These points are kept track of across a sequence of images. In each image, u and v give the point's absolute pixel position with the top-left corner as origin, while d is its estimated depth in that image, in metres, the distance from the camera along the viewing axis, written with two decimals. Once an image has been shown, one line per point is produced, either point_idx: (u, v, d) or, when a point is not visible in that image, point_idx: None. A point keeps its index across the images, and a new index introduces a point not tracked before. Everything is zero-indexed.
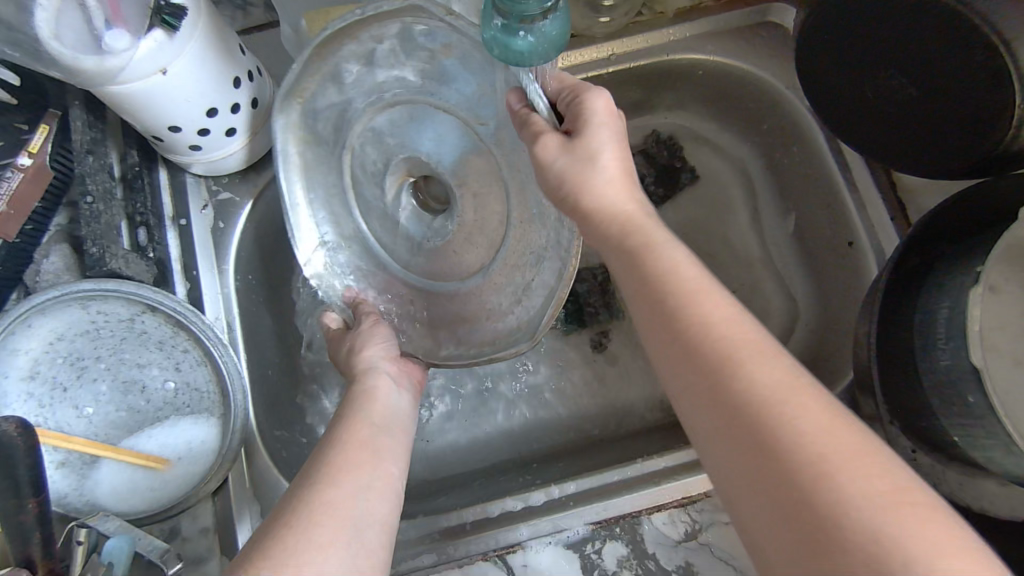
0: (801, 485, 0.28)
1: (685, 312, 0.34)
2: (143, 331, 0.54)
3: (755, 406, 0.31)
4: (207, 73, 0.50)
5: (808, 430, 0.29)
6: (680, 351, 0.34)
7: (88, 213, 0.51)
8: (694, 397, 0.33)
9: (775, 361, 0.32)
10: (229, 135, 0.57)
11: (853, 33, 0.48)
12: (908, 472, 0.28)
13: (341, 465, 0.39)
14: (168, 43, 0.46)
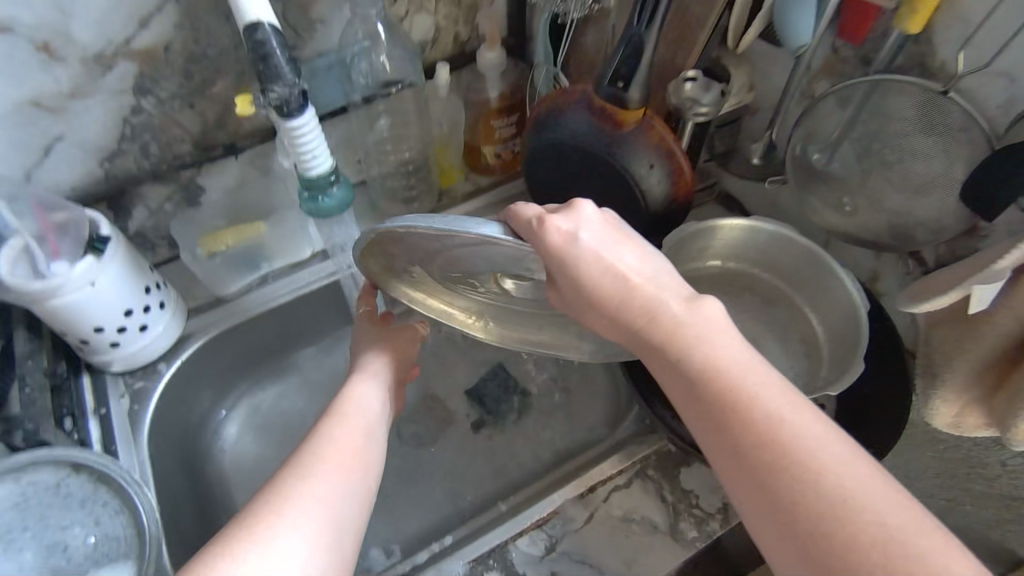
0: (797, 508, 0.40)
1: (729, 400, 0.45)
2: (68, 493, 0.64)
3: (789, 467, 0.41)
4: (126, 282, 0.70)
5: (822, 466, 0.41)
6: (725, 430, 0.44)
7: (25, 400, 0.66)
8: (716, 447, 0.45)
9: (803, 426, 0.43)
10: (142, 331, 0.75)
11: (548, 175, 0.77)
12: (901, 499, 0.40)
13: (298, 488, 0.47)
14: (96, 262, 0.67)
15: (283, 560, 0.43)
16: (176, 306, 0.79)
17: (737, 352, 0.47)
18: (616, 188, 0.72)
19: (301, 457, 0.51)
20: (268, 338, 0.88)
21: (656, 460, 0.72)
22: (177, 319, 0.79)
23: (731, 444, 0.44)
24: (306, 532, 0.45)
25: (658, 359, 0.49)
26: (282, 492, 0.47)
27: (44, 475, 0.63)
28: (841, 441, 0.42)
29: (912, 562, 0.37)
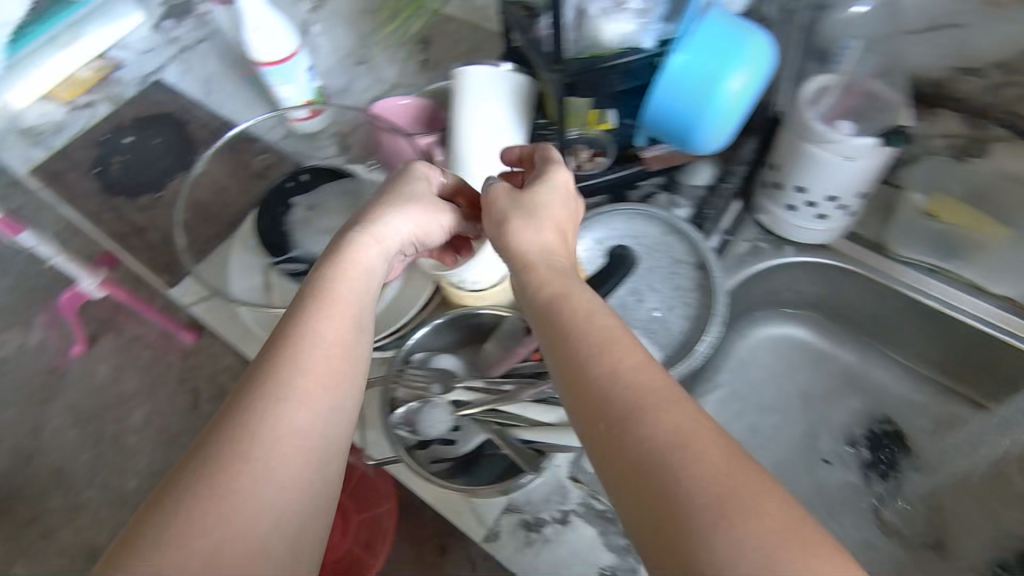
0: (656, 460, 0.36)
1: (598, 350, 0.41)
2: (677, 273, 0.72)
3: (654, 448, 0.36)
4: (860, 178, 0.66)
5: (670, 418, 0.37)
6: (597, 396, 0.39)
7: (711, 201, 0.78)
8: (579, 416, 0.40)
9: (685, 411, 0.38)
10: (818, 218, 0.72)
11: None
12: (749, 475, 0.35)
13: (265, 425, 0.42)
14: (873, 148, 0.62)
15: (228, 504, 0.39)
16: (849, 222, 0.73)
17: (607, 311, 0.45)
18: None
19: (248, 388, 0.44)
20: (869, 310, 0.80)
21: None
22: (837, 231, 0.75)
23: (657, 493, 0.35)
24: (285, 468, 0.41)
25: (539, 316, 0.46)
26: (309, 377, 0.44)
27: (679, 247, 0.73)
28: (723, 446, 0.36)
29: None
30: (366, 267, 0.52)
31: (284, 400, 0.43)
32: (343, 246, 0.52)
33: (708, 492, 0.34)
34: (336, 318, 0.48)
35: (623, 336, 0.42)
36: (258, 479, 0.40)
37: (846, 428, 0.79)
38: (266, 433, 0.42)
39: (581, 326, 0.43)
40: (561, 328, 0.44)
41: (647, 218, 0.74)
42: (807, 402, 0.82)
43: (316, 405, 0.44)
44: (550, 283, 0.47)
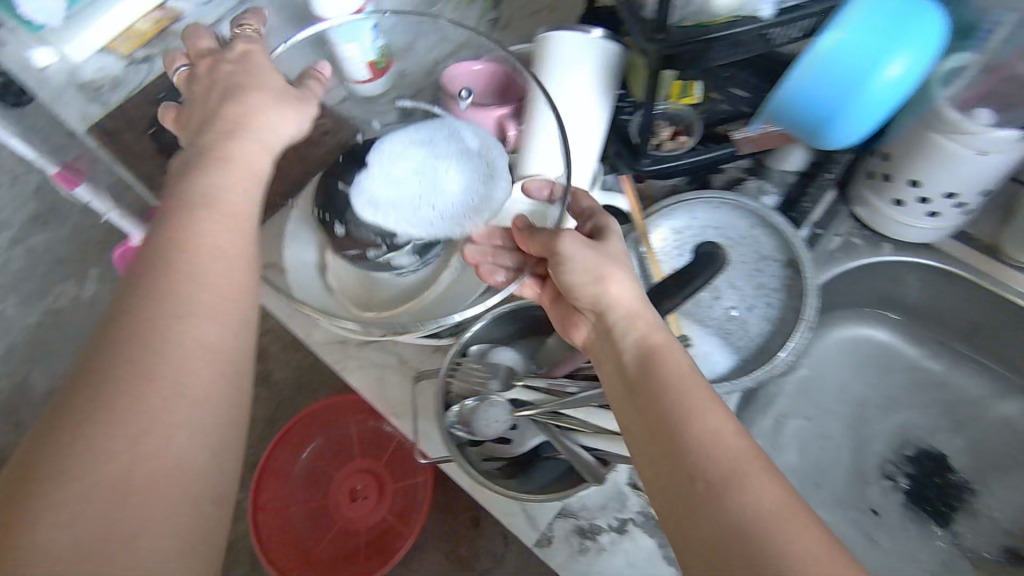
0: (725, 462, 0.38)
1: (657, 374, 0.44)
2: (762, 271, 0.67)
3: (722, 451, 0.39)
4: (990, 174, 0.58)
5: (718, 429, 0.40)
6: (654, 403, 0.43)
7: (806, 191, 0.71)
8: (643, 438, 0.42)
9: (746, 443, 0.40)
10: (928, 216, 0.65)
11: None
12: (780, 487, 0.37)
13: (135, 341, 0.38)
14: (1014, 141, 0.54)
15: (102, 436, 0.35)
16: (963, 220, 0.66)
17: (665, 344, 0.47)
18: None
19: (128, 290, 0.40)
20: (970, 317, 0.72)
21: None
22: (946, 231, 0.67)
23: (714, 489, 0.37)
24: (163, 395, 0.38)
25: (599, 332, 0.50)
26: (171, 294, 0.40)
27: (766, 242, 0.67)
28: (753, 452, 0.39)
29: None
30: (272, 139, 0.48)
31: (150, 326, 0.39)
32: (225, 147, 0.46)
33: (768, 508, 0.36)
34: (209, 191, 0.44)
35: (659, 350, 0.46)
36: (130, 403, 0.37)
37: (898, 448, 0.72)
38: (146, 341, 0.38)
39: (670, 379, 0.43)
40: (655, 373, 0.44)
41: (733, 209, 0.68)
42: (880, 412, 0.75)
43: (200, 333, 0.40)
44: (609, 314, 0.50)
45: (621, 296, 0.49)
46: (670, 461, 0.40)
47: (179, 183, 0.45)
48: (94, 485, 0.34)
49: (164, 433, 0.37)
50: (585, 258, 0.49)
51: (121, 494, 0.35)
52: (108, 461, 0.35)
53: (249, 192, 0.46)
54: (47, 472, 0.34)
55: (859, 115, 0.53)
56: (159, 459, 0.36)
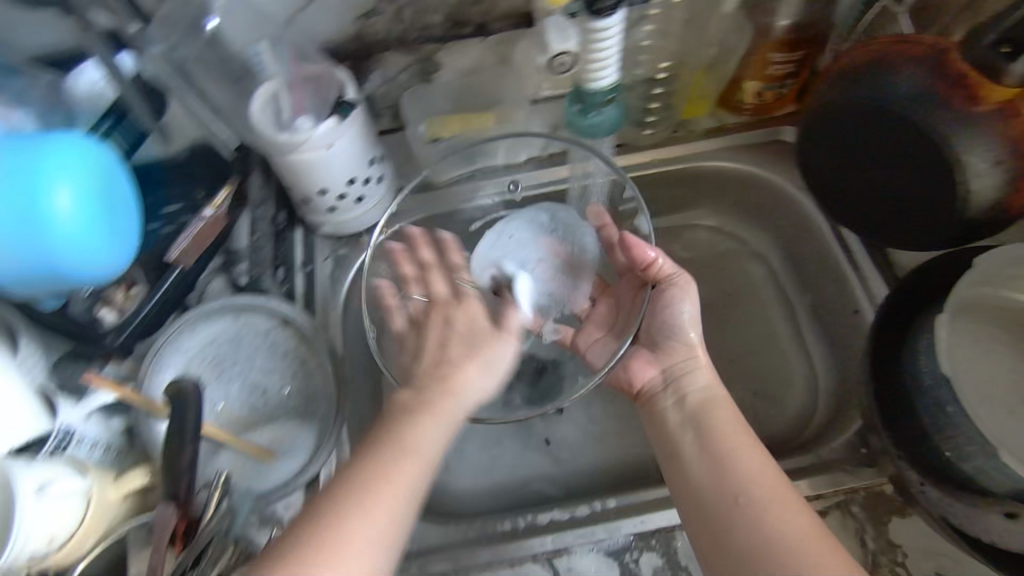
0: (750, 491, 0.54)
1: (727, 461, 0.57)
2: (274, 343, 0.68)
3: (763, 509, 0.53)
4: (356, 152, 0.68)
5: (758, 479, 0.55)
6: (739, 499, 0.54)
7: (254, 247, 0.72)
8: (686, 436, 0.60)
9: (756, 457, 0.57)
10: (359, 202, 0.75)
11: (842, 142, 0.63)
12: (802, 519, 0.52)
13: (343, 554, 0.46)
14: (336, 128, 0.64)
15: None
16: (389, 183, 0.77)
17: (764, 457, 0.57)
18: (938, 181, 0.56)
19: (329, 535, 0.47)
20: None
21: (864, 498, 0.60)
22: (389, 196, 0.78)
23: (758, 533, 0.52)
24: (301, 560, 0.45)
25: (699, 455, 0.59)
26: (335, 520, 0.47)
27: (257, 319, 0.68)
28: (770, 471, 0.56)
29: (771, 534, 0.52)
30: (429, 454, 0.53)
31: (341, 520, 0.48)
32: (401, 439, 0.53)
33: (772, 496, 0.54)
34: (417, 449, 0.52)
35: (671, 449, 0.61)
36: (318, 554, 0.46)
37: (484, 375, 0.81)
38: (349, 529, 0.47)
39: (722, 427, 0.59)
40: (712, 428, 0.60)
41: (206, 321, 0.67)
42: None
43: (377, 513, 0.49)
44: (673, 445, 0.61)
45: (654, 327, 0.67)
46: (748, 521, 0.53)
47: (398, 434, 0.53)
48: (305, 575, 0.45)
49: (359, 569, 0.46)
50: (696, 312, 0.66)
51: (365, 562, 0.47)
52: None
53: (424, 466, 0.52)
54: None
55: (80, 254, 0.50)
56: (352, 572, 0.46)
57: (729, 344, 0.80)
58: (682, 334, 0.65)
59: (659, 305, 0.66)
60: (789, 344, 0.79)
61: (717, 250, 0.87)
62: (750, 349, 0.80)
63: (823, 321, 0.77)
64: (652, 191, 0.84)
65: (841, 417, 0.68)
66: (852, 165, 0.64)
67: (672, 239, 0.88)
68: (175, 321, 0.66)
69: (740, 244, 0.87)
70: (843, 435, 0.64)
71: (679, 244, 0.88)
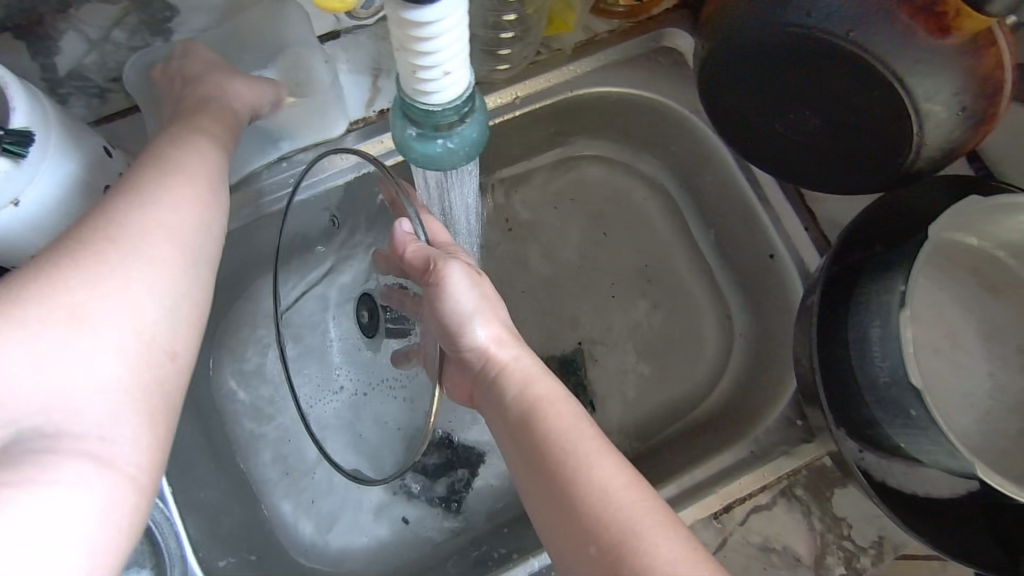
0: (576, 485, 0.41)
1: (552, 455, 0.43)
2: None
3: (594, 500, 0.40)
4: (70, 191, 0.44)
5: (586, 459, 0.42)
6: (564, 506, 0.41)
7: None
8: (505, 439, 0.47)
9: (586, 440, 0.43)
10: None
11: (756, 79, 0.49)
12: (629, 483, 0.41)
13: (96, 272, 0.38)
14: (16, 171, 0.40)
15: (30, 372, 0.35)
16: None
17: (597, 435, 0.44)
18: (878, 124, 0.45)
19: (72, 265, 0.38)
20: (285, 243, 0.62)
21: (807, 477, 0.55)
22: None
23: (597, 532, 0.39)
24: (86, 298, 0.37)
25: (521, 450, 0.45)
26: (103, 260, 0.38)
27: None
28: (602, 449, 0.43)
29: (616, 532, 0.38)
30: (178, 235, 0.42)
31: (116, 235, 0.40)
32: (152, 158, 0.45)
33: (609, 483, 0.41)
34: (155, 224, 0.41)
35: (510, 453, 0.46)
36: (94, 279, 0.38)
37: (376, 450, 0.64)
38: (94, 279, 0.38)
39: (546, 414, 0.45)
40: (537, 417, 0.45)
41: None
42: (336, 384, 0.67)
43: (159, 263, 0.40)
44: (507, 445, 0.47)
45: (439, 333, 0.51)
46: (580, 526, 0.40)
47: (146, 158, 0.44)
48: (45, 451, 0.34)
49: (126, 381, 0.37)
50: (478, 300, 0.49)
51: (133, 457, 0.37)
52: (37, 425, 0.35)
53: (210, 200, 0.45)
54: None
55: None
56: (119, 466, 0.36)
57: (634, 303, 0.69)
58: (464, 342, 0.49)
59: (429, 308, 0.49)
60: (695, 292, 0.69)
61: (603, 186, 0.72)
62: (654, 303, 0.69)
63: (733, 262, 0.67)
64: (520, 132, 0.67)
65: (766, 378, 0.62)
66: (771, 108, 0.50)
67: (549, 183, 0.72)
68: None
69: (629, 178, 0.73)
70: (774, 408, 0.58)
71: (556, 188, 0.72)
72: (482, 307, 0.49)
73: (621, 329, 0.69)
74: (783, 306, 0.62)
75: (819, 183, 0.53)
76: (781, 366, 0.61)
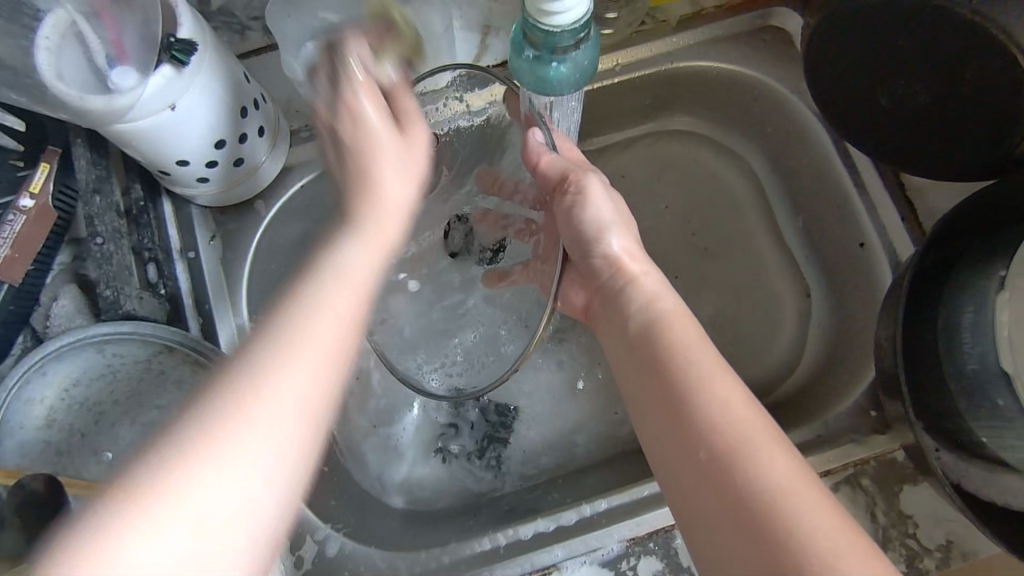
0: (727, 455, 0.36)
1: (695, 409, 0.39)
2: (161, 371, 0.53)
3: (758, 486, 0.35)
4: (216, 105, 0.50)
5: (738, 422, 0.38)
6: (712, 475, 0.36)
7: (100, 256, 0.53)
8: (629, 371, 0.43)
9: (741, 401, 0.39)
10: (237, 165, 0.56)
11: (862, 54, 0.49)
12: (793, 463, 0.36)
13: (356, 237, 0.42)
14: (177, 79, 0.45)
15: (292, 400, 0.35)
16: (277, 131, 0.59)
17: (746, 390, 0.40)
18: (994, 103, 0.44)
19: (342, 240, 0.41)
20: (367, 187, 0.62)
21: (875, 469, 0.54)
22: (280, 149, 0.60)
23: (751, 521, 0.34)
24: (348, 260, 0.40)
25: (650, 391, 0.41)
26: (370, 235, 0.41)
27: (130, 350, 0.52)
28: (754, 411, 0.38)
29: (781, 523, 0.34)
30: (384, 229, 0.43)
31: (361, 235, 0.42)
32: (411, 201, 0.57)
33: (771, 458, 0.36)
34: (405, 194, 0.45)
35: (635, 397, 0.42)
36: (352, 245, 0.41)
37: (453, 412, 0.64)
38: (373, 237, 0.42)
39: (690, 361, 0.41)
40: (673, 365, 0.41)
41: (59, 360, 0.50)
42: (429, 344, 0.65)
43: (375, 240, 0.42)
44: (632, 388, 0.43)
45: (572, 243, 0.52)
46: (720, 501, 0.36)
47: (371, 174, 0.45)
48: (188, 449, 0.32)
49: (344, 362, 0.38)
50: (613, 209, 0.51)
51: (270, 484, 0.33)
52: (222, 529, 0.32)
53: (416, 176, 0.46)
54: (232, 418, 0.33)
55: None
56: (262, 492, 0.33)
57: (713, 282, 0.69)
58: (597, 247, 0.49)
59: (562, 214, 0.51)
60: (775, 280, 0.68)
61: (695, 164, 0.73)
62: (733, 284, 0.69)
63: (820, 251, 0.66)
64: (617, 102, 0.68)
65: (840, 368, 0.60)
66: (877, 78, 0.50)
67: (639, 156, 0.73)
68: (15, 368, 0.48)
69: (721, 159, 0.72)
70: (847, 397, 0.57)
71: (646, 160, 0.73)
72: (617, 219, 0.50)
73: (696, 307, 0.68)
74: (868, 296, 0.60)
75: (926, 167, 0.52)
76: (859, 357, 0.59)
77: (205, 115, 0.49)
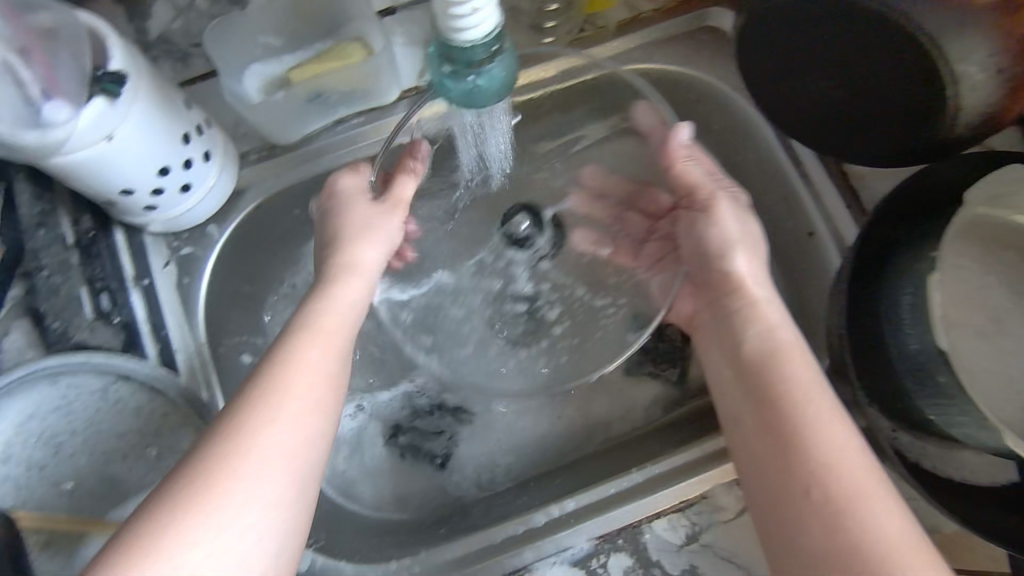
0: (839, 501, 0.40)
1: (808, 450, 0.41)
2: (119, 399, 0.54)
3: (864, 542, 0.38)
4: (156, 133, 0.50)
5: (850, 469, 0.41)
6: (816, 521, 0.39)
7: (47, 288, 0.54)
8: (736, 396, 0.47)
9: (855, 449, 0.42)
10: (185, 191, 0.56)
11: (787, 53, 0.51)
12: (903, 521, 0.39)
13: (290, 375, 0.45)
14: (111, 109, 0.46)
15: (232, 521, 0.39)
16: (225, 153, 0.59)
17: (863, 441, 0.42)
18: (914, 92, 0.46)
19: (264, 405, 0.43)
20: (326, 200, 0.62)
21: None
22: (230, 169, 0.60)
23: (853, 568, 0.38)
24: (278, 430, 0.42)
25: (756, 416, 0.45)
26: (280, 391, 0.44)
27: (85, 380, 0.53)
28: (864, 459, 0.41)
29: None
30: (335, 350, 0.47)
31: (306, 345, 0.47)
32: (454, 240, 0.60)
33: (882, 515, 0.39)
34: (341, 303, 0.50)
35: (737, 422, 0.46)
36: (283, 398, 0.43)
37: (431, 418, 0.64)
38: (277, 404, 0.43)
39: (802, 402, 0.43)
40: (786, 405, 0.44)
41: (10, 397, 0.50)
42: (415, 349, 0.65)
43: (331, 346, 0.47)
44: (734, 413, 0.46)
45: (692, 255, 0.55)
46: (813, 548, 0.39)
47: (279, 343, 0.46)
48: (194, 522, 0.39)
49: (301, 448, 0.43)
50: (740, 230, 0.53)
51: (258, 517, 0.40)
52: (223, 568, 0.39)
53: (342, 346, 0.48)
54: (221, 470, 0.40)
55: None
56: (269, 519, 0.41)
57: None
58: (723, 263, 0.52)
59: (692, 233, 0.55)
60: None
61: None
62: None
63: None
64: None
65: None
66: (804, 74, 0.51)
67: None
68: None
69: None
70: None
71: None
72: (742, 238, 0.52)
73: None
74: (819, 284, 0.62)
75: (865, 155, 0.53)
76: (814, 342, 0.61)
77: (144, 143, 0.49)
